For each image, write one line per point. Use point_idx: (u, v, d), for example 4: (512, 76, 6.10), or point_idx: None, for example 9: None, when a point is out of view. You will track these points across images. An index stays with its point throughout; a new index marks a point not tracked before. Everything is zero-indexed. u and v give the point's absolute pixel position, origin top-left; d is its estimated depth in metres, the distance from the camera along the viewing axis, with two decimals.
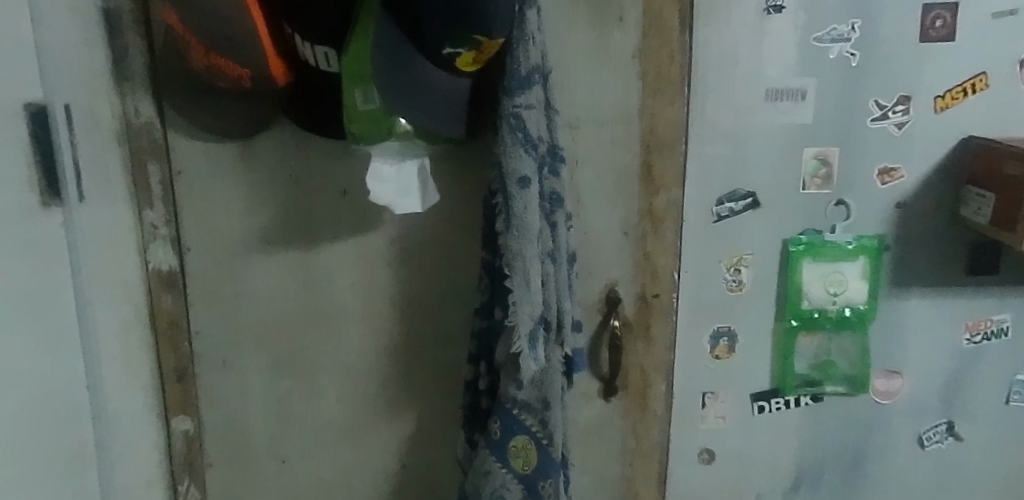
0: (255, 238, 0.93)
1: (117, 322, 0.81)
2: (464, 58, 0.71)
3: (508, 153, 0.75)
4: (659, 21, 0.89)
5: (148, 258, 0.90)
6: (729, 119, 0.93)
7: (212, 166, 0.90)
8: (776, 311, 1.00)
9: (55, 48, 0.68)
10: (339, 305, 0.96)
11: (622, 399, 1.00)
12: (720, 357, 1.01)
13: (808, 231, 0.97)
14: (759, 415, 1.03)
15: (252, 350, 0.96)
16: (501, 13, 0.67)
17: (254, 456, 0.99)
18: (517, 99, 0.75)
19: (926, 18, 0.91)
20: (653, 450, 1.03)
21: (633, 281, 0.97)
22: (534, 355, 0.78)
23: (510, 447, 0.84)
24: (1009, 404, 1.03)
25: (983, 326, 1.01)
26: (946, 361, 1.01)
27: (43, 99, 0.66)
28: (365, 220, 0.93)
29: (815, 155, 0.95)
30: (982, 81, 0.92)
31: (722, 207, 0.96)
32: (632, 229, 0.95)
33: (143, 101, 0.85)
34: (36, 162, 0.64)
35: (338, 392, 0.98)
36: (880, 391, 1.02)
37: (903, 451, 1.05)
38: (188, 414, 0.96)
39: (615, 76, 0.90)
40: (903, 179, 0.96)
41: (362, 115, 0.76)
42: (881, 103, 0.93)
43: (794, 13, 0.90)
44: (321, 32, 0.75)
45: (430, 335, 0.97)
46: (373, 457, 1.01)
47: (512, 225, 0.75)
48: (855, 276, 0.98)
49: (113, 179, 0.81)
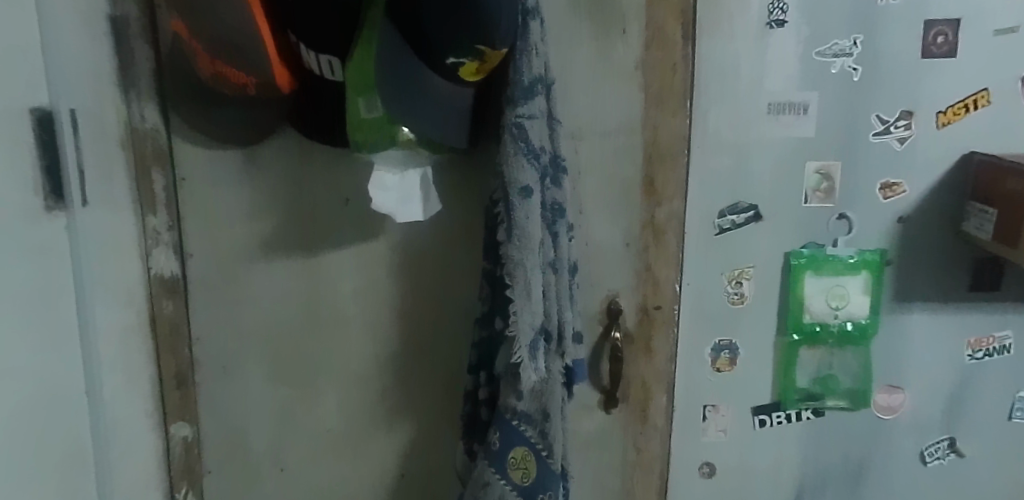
0: (256, 245, 0.93)
1: (117, 327, 0.80)
2: (467, 68, 0.71)
3: (510, 163, 0.75)
4: (662, 34, 0.89)
5: (150, 265, 0.88)
6: (731, 132, 0.94)
7: (215, 175, 0.90)
8: (778, 325, 1.00)
9: (61, 53, 0.69)
10: (340, 312, 0.96)
11: (623, 410, 1.00)
12: (721, 370, 1.01)
13: (809, 244, 0.97)
14: (760, 428, 1.03)
15: (252, 357, 0.96)
16: (505, 26, 0.68)
17: (254, 464, 0.99)
18: (519, 109, 0.75)
19: (928, 34, 0.91)
20: (653, 463, 1.02)
21: (634, 293, 0.97)
22: (535, 365, 0.78)
23: (510, 458, 0.83)
24: (1012, 421, 1.03)
25: (985, 342, 1.00)
26: (948, 377, 1.01)
27: (49, 105, 0.66)
28: (366, 228, 0.93)
29: (816, 169, 0.95)
30: (983, 97, 0.93)
31: (723, 220, 0.96)
32: (634, 240, 0.95)
33: (149, 107, 0.85)
34: (40, 166, 0.65)
35: (338, 400, 0.98)
36: (882, 406, 1.02)
37: (904, 467, 1.04)
38: (187, 420, 0.95)
39: (618, 89, 0.91)
40: (904, 194, 0.96)
41: (365, 123, 0.77)
42: (883, 117, 0.93)
43: (796, 28, 0.91)
44: (323, 42, 0.76)
45: (430, 344, 0.97)
46: (372, 465, 1.00)
47: (513, 234, 0.75)
48: (857, 290, 0.98)
49: (116, 184, 0.81)
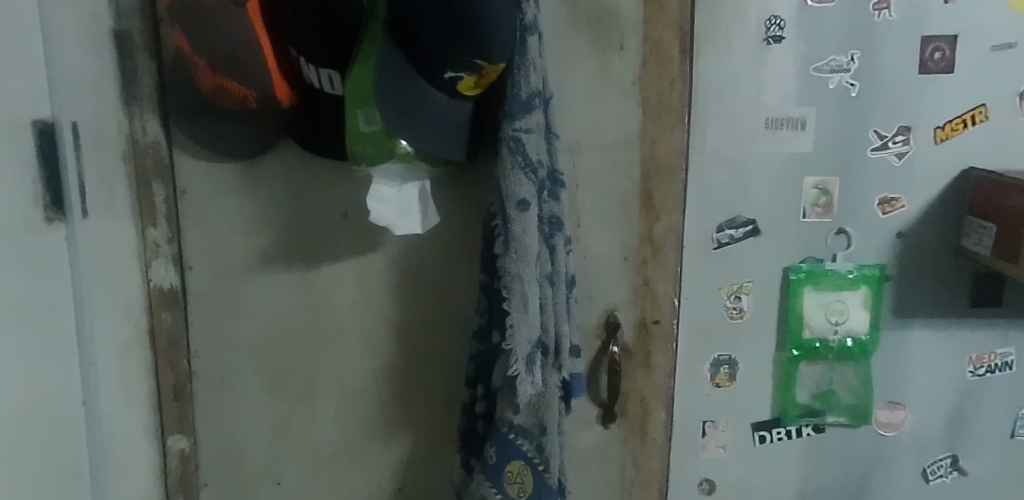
0: (256, 257, 0.94)
1: (116, 338, 0.81)
2: (464, 82, 0.72)
3: (508, 176, 0.75)
4: (660, 49, 0.90)
5: (150, 277, 0.89)
6: (729, 147, 0.94)
7: (213, 188, 0.91)
8: (778, 340, 0.99)
9: (65, 69, 0.70)
10: (338, 325, 0.96)
11: (621, 425, 0.99)
12: (720, 385, 1.00)
13: (808, 260, 0.97)
14: (760, 445, 1.02)
15: (250, 370, 0.96)
16: (500, 40, 0.68)
17: (250, 477, 0.99)
18: (517, 122, 0.75)
19: (925, 49, 0.91)
20: (652, 478, 1.02)
21: (632, 307, 0.97)
22: (531, 378, 0.78)
23: (505, 472, 0.84)
24: (1014, 438, 1.02)
25: (987, 359, 1.00)
26: (950, 394, 1.00)
27: (52, 117, 0.67)
28: (366, 241, 0.94)
29: (815, 184, 0.95)
30: (981, 113, 0.93)
31: (722, 234, 0.96)
32: (631, 254, 0.95)
33: (151, 120, 0.86)
34: (41, 177, 0.65)
35: (335, 413, 0.98)
36: (883, 423, 1.01)
37: (906, 485, 1.03)
38: (184, 433, 0.95)
39: (617, 104, 0.92)
40: (903, 208, 0.96)
41: (363, 136, 0.77)
42: (882, 133, 0.94)
43: (794, 43, 0.91)
44: (321, 55, 0.77)
45: (428, 357, 0.97)
46: (370, 479, 1.00)
47: (509, 248, 0.76)
48: (857, 305, 0.97)
49: (117, 195, 0.82)
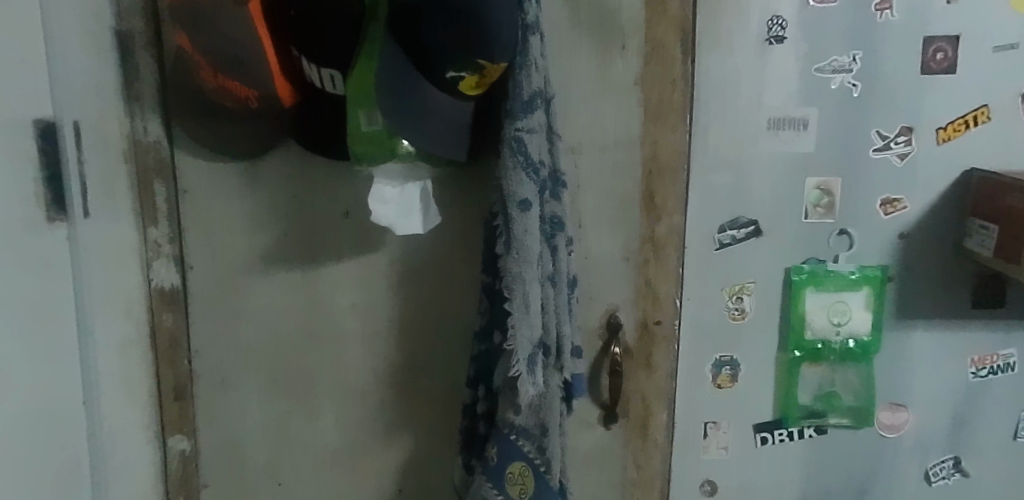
0: (256, 257, 0.93)
1: (117, 338, 0.81)
2: (467, 81, 0.72)
3: (509, 176, 0.75)
4: (661, 49, 0.90)
5: (150, 276, 0.89)
6: (730, 147, 0.94)
7: (214, 188, 0.91)
8: (779, 341, 0.99)
9: (67, 67, 0.70)
10: (339, 326, 0.96)
11: (623, 426, 0.99)
12: (722, 386, 1.00)
13: (810, 260, 0.97)
14: (762, 446, 1.02)
15: (251, 370, 0.96)
16: (503, 39, 0.68)
17: (251, 477, 0.98)
18: (518, 122, 0.75)
19: (927, 50, 0.91)
20: (653, 479, 1.01)
21: (634, 307, 0.97)
22: (533, 379, 0.77)
23: (507, 473, 0.84)
24: (1017, 440, 1.01)
25: (989, 360, 0.99)
26: (952, 395, 1.00)
27: (53, 116, 0.67)
28: (366, 241, 0.94)
29: (817, 185, 0.95)
30: (983, 113, 0.93)
31: (724, 235, 0.96)
32: (633, 255, 0.95)
33: (152, 120, 0.86)
34: (42, 176, 0.65)
35: (335, 414, 0.98)
36: (885, 424, 1.01)
37: (908, 487, 1.03)
38: (185, 433, 0.95)
39: (618, 104, 0.91)
40: (905, 209, 0.95)
41: (365, 137, 0.77)
42: (883, 133, 0.93)
43: (795, 44, 0.91)
44: (323, 55, 0.77)
45: (428, 358, 0.97)
46: (371, 480, 1.00)
47: (511, 247, 0.75)
48: (859, 306, 0.97)
49: (118, 195, 0.82)
